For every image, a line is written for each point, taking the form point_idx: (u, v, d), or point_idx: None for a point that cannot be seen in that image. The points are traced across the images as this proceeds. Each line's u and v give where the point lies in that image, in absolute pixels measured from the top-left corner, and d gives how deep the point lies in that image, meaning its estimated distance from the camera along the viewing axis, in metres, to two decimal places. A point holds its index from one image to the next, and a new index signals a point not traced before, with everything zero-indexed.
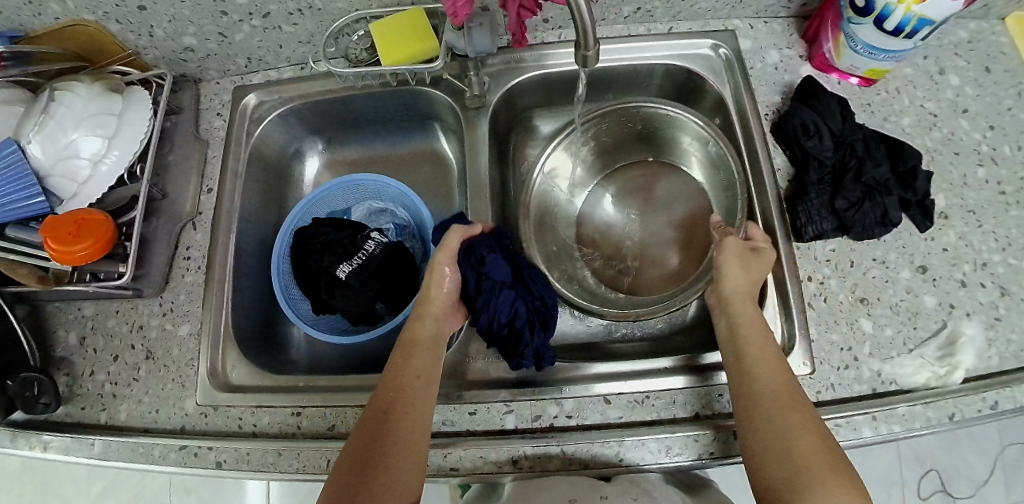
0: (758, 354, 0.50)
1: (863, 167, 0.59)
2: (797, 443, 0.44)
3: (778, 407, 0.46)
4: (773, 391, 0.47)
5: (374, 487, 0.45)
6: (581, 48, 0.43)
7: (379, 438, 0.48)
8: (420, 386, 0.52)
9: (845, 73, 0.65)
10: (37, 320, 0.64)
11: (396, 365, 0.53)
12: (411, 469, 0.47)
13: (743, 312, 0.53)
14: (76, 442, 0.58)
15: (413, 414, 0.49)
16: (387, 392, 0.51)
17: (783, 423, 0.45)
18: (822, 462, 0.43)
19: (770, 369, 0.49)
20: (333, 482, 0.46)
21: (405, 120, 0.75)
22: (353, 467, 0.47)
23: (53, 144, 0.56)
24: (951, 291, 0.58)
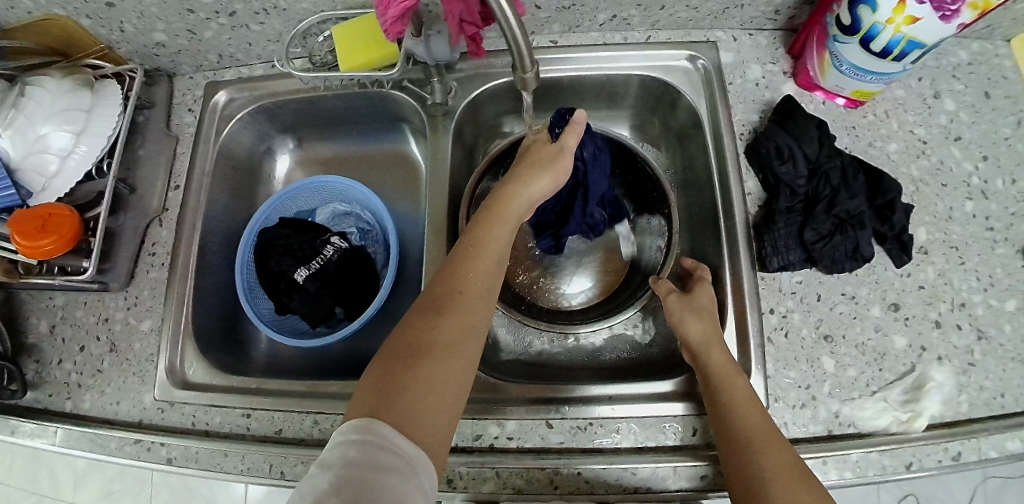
0: (729, 386, 0.49)
1: (836, 198, 0.56)
2: (775, 474, 0.42)
3: (753, 445, 0.44)
4: (745, 426, 0.46)
5: (435, 368, 0.40)
6: (519, 71, 0.43)
7: (441, 318, 0.43)
8: (495, 271, 0.49)
9: (831, 93, 0.62)
10: (10, 307, 0.66)
11: (468, 244, 0.49)
12: (470, 358, 0.43)
13: (714, 350, 0.52)
14: (38, 428, 0.60)
15: (481, 302, 0.46)
16: (460, 273, 0.47)
17: (761, 459, 0.43)
18: (805, 492, 0.41)
19: (740, 403, 0.47)
20: (381, 367, 0.41)
21: (375, 122, 0.74)
22: (410, 345, 0.42)
23: (24, 138, 0.56)
24: (923, 332, 0.54)
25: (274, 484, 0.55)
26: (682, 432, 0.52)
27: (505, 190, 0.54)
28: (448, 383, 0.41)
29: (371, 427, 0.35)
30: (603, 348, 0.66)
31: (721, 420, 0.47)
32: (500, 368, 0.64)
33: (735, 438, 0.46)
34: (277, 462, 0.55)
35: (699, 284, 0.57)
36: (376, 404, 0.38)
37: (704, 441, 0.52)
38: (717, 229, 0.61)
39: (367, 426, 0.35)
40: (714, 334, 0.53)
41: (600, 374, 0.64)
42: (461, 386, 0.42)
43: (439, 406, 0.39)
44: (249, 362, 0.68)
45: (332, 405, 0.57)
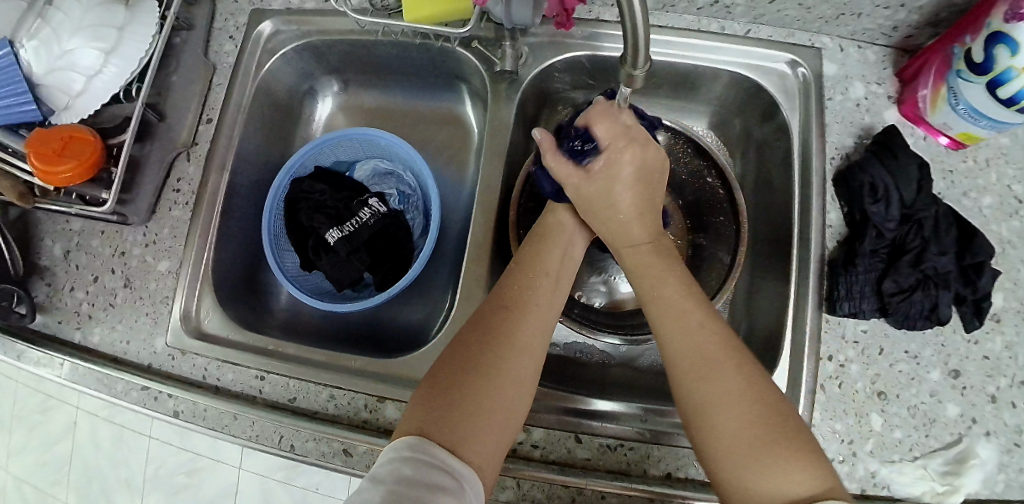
0: (676, 316, 0.45)
1: (926, 251, 0.52)
2: (732, 411, 0.39)
3: (704, 379, 0.41)
4: (694, 363, 0.42)
5: (487, 384, 0.41)
6: (624, 66, 0.39)
7: (495, 338, 0.44)
8: (549, 298, 0.49)
9: (935, 130, 0.57)
10: (26, 223, 0.63)
11: (521, 267, 0.51)
12: (527, 375, 0.44)
13: (649, 280, 0.49)
14: (45, 358, 0.58)
15: (536, 319, 0.47)
16: (512, 291, 0.48)
17: (716, 395, 0.40)
18: (763, 431, 0.38)
19: (697, 369, 0.42)
20: (431, 385, 0.41)
21: (431, 76, 0.68)
22: (459, 366, 0.42)
23: (48, 52, 0.51)
24: (978, 404, 0.52)
25: (282, 455, 0.53)
26: None
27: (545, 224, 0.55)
28: (502, 400, 0.41)
29: (422, 444, 0.37)
30: (637, 358, 0.64)
31: (671, 358, 0.44)
32: None
33: (683, 374, 0.42)
34: (288, 435, 0.53)
35: (610, 155, 0.49)
36: (425, 422, 0.39)
37: None
38: (786, 258, 0.57)
39: (418, 443, 0.37)
40: (640, 227, 0.51)
41: (632, 386, 0.61)
42: (515, 403, 0.42)
43: (491, 423, 0.40)
44: (268, 315, 0.66)
45: (349, 382, 0.54)
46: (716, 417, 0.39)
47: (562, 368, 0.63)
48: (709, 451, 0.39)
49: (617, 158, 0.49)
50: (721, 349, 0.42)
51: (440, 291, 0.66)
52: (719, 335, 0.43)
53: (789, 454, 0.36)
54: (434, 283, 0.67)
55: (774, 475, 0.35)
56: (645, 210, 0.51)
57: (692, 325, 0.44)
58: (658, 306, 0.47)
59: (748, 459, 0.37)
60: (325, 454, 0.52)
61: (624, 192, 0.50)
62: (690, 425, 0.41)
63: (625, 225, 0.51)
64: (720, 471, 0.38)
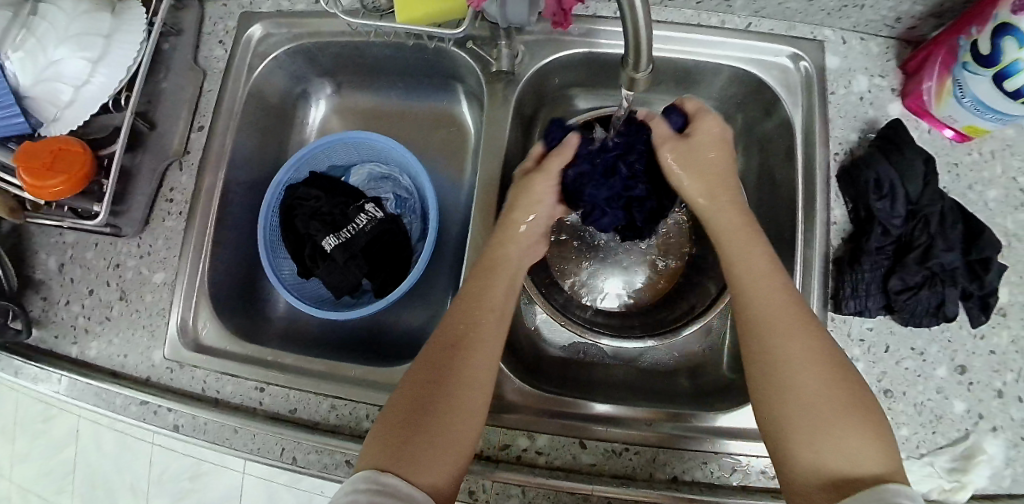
0: (756, 276, 0.46)
1: (933, 248, 0.51)
2: (812, 381, 0.39)
3: (790, 341, 0.41)
4: (784, 323, 0.42)
5: (438, 423, 0.41)
6: (626, 69, 0.38)
7: (444, 375, 0.43)
8: (495, 320, 0.48)
9: (940, 123, 0.56)
10: (19, 237, 0.62)
11: (469, 296, 0.49)
12: (478, 401, 0.43)
13: (736, 243, 0.48)
14: (43, 373, 0.58)
15: (481, 347, 0.45)
16: (456, 326, 0.47)
17: (800, 359, 0.40)
18: (836, 397, 0.39)
19: (779, 334, 0.42)
20: (383, 424, 0.41)
21: (426, 76, 0.67)
22: (408, 406, 0.42)
23: (34, 62, 0.50)
24: (985, 400, 0.52)
25: (284, 468, 0.53)
26: (720, 471, 0.50)
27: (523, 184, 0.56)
28: (453, 437, 0.41)
29: (376, 477, 0.37)
30: (640, 358, 0.63)
31: (747, 321, 0.44)
32: (535, 367, 0.61)
33: (769, 335, 0.42)
34: (290, 447, 0.52)
35: (699, 122, 0.53)
36: (379, 462, 0.39)
37: (742, 483, 0.50)
38: (790, 256, 0.57)
39: (372, 476, 0.37)
40: (719, 190, 0.51)
41: (635, 387, 0.61)
42: (468, 437, 0.42)
43: (444, 457, 0.40)
44: (267, 324, 0.65)
45: (350, 392, 0.54)
46: (796, 382, 0.40)
47: (564, 371, 0.62)
48: (778, 414, 0.40)
49: (706, 124, 0.53)
50: (805, 319, 0.43)
51: (439, 296, 0.66)
52: (799, 308, 0.44)
53: (855, 426, 0.37)
54: (434, 287, 0.66)
55: (845, 445, 0.37)
56: (722, 179, 0.51)
57: (780, 292, 0.44)
58: (739, 266, 0.47)
59: (822, 422, 0.38)
60: (327, 466, 0.51)
61: (710, 151, 0.52)
62: (762, 383, 0.41)
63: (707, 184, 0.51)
64: (789, 434, 0.39)
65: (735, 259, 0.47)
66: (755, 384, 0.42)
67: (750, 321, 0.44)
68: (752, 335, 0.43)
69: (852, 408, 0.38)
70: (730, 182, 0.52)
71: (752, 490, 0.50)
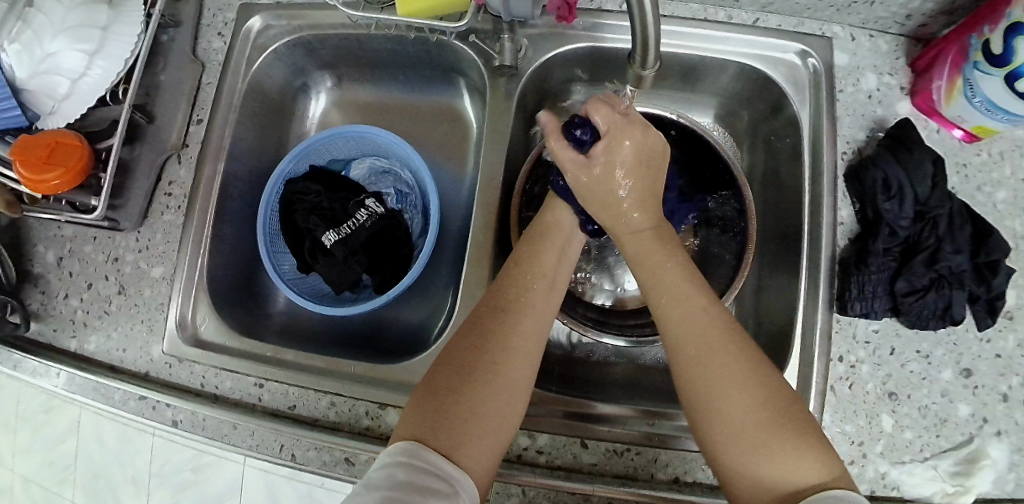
0: (671, 299, 0.43)
1: (941, 251, 0.51)
2: (738, 401, 0.38)
3: (708, 367, 0.40)
4: (700, 348, 0.40)
5: (483, 394, 0.40)
6: (632, 66, 0.37)
7: (490, 343, 0.43)
8: (544, 294, 0.47)
9: (950, 123, 0.55)
10: (17, 230, 0.61)
11: (518, 266, 0.48)
12: (523, 376, 0.43)
13: (646, 265, 0.46)
14: (42, 368, 0.57)
15: (530, 319, 0.45)
16: (505, 294, 0.46)
17: (723, 383, 0.39)
18: (770, 417, 0.37)
19: (695, 360, 0.40)
20: (427, 388, 0.41)
21: (427, 69, 0.66)
22: (452, 372, 0.41)
23: (30, 54, 0.48)
24: (990, 403, 0.51)
25: (283, 464, 0.52)
26: None
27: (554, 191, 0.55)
28: (498, 408, 0.40)
29: (416, 449, 0.36)
30: (642, 357, 0.63)
31: (670, 348, 0.43)
32: (536, 367, 0.61)
33: (691, 362, 0.40)
34: (288, 444, 0.52)
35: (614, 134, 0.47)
36: (423, 428, 0.38)
37: None
38: (795, 256, 0.56)
39: (413, 448, 0.37)
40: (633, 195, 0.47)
41: (637, 385, 0.61)
42: (513, 407, 0.41)
43: (488, 429, 0.39)
44: (267, 319, 0.64)
45: (349, 389, 0.53)
46: (719, 408, 0.38)
47: (565, 369, 0.62)
48: (711, 436, 0.39)
49: (617, 144, 0.47)
50: (730, 338, 0.41)
51: (440, 292, 0.65)
52: (720, 328, 0.41)
53: (793, 445, 0.36)
54: (435, 284, 0.65)
55: (777, 463, 0.36)
56: (645, 195, 0.47)
57: (699, 313, 0.42)
58: (653, 287, 0.45)
59: (758, 446, 0.37)
60: (326, 463, 0.51)
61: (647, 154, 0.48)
62: (693, 410, 0.40)
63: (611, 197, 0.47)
64: (722, 453, 0.38)
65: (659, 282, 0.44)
66: (689, 410, 0.40)
67: (673, 347, 0.42)
68: (677, 361, 0.42)
69: (784, 427, 0.37)
70: (650, 197, 0.48)
71: None
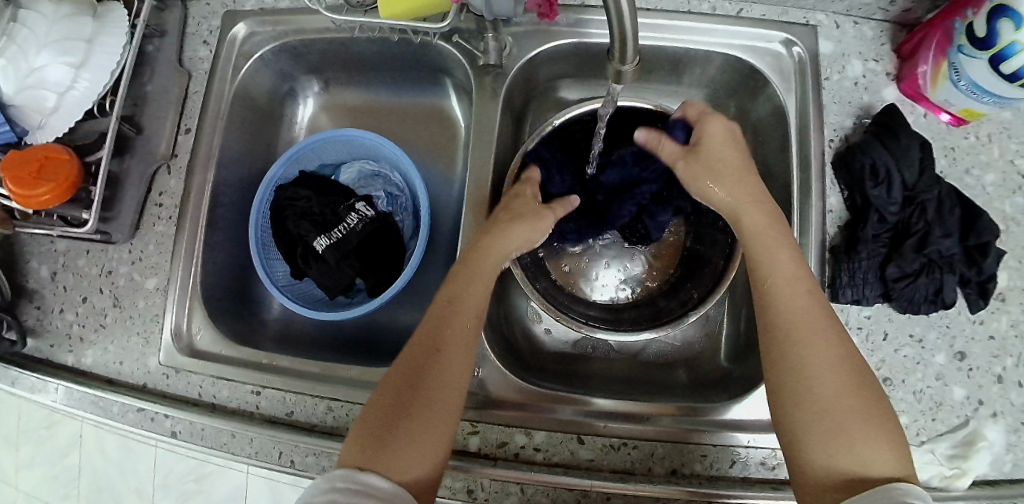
0: (781, 278, 0.44)
1: (930, 235, 0.51)
2: (829, 389, 0.39)
3: (811, 349, 0.41)
4: (800, 329, 0.42)
5: (417, 422, 0.41)
6: (611, 62, 0.37)
7: (424, 373, 0.43)
8: (475, 318, 0.47)
9: (936, 107, 0.55)
10: (10, 246, 0.61)
11: (449, 289, 0.48)
12: (455, 401, 0.43)
13: (759, 240, 0.47)
14: (40, 383, 0.58)
15: (463, 347, 0.45)
16: (436, 320, 0.46)
17: (822, 370, 0.40)
18: (859, 409, 0.38)
19: (801, 340, 0.41)
20: (365, 421, 0.41)
21: (414, 71, 0.66)
22: (387, 401, 0.42)
23: (15, 69, 0.49)
24: (984, 385, 0.51)
25: (283, 471, 0.52)
26: (719, 463, 0.50)
27: (511, 204, 0.54)
28: (431, 434, 0.41)
29: (355, 474, 0.37)
30: (639, 351, 0.63)
31: (770, 328, 0.43)
32: (533, 364, 0.61)
33: (789, 343, 0.41)
34: (288, 450, 0.52)
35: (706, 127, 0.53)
36: (362, 454, 0.39)
37: (742, 474, 0.50)
38: None
39: (351, 473, 0.38)
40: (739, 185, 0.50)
41: (633, 380, 0.61)
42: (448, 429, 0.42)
43: (423, 454, 0.40)
44: (262, 327, 0.65)
45: (346, 393, 0.54)
46: (815, 391, 0.39)
47: (560, 366, 0.62)
48: (796, 422, 0.39)
49: (710, 124, 0.53)
50: (831, 330, 0.41)
51: (435, 294, 0.65)
52: (824, 315, 0.42)
53: (873, 437, 0.37)
54: (428, 286, 0.65)
55: (861, 452, 0.37)
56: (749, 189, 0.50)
57: (802, 297, 0.43)
58: (759, 264, 0.46)
59: (842, 434, 0.38)
60: (325, 468, 0.51)
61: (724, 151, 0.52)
62: (780, 393, 0.41)
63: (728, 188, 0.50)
64: (801, 438, 0.39)
65: (762, 266, 0.45)
66: (776, 393, 0.41)
67: (772, 331, 0.43)
68: (768, 343, 0.43)
69: (869, 420, 0.38)
70: (749, 175, 0.51)
71: (753, 482, 0.50)
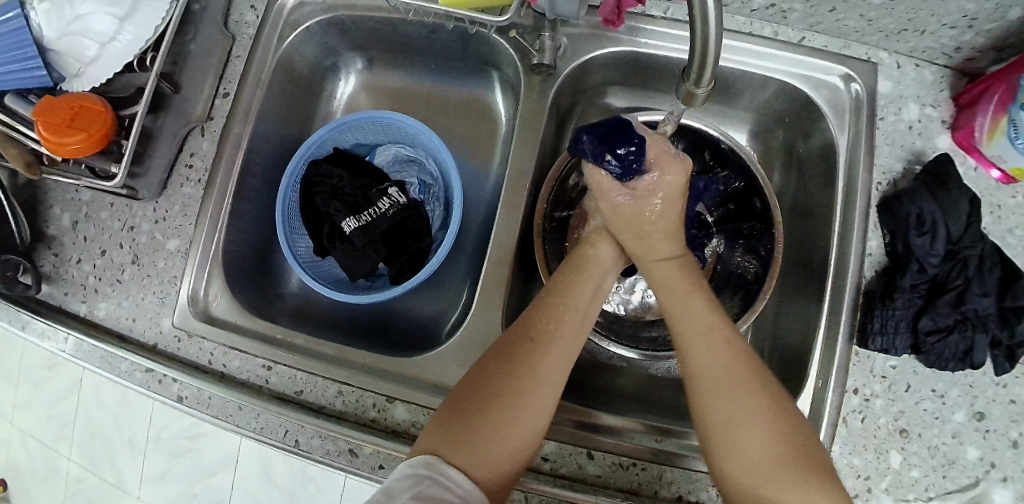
0: (690, 328, 0.44)
1: (967, 292, 0.50)
2: (748, 439, 0.38)
3: (721, 395, 0.40)
4: (709, 370, 0.41)
5: (504, 418, 0.40)
6: (685, 82, 0.36)
7: (518, 366, 0.43)
8: (576, 320, 0.46)
9: (988, 162, 0.54)
10: (35, 189, 0.61)
11: (552, 296, 0.47)
12: (545, 402, 0.42)
13: (673, 292, 0.47)
14: (51, 330, 0.57)
15: (560, 349, 0.44)
16: (541, 323, 0.45)
17: (739, 417, 0.39)
18: (777, 451, 0.37)
19: (710, 385, 0.41)
20: (450, 407, 0.42)
21: (460, 60, 0.65)
22: (474, 395, 0.41)
23: (60, 14, 0.48)
24: (999, 449, 0.51)
25: (287, 450, 0.52)
26: None
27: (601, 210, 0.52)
28: (516, 436, 0.40)
29: (436, 464, 0.38)
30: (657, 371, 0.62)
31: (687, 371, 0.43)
32: None
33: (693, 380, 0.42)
34: (294, 430, 0.52)
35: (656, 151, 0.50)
36: (440, 443, 0.39)
37: None
38: (819, 283, 0.56)
39: (435, 463, 0.38)
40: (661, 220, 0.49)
41: (647, 398, 0.61)
42: (530, 437, 0.41)
43: (505, 450, 0.39)
44: (279, 300, 0.64)
45: (359, 380, 0.53)
46: (736, 436, 0.39)
47: (574, 376, 0.62)
48: (727, 471, 0.38)
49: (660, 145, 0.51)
50: (730, 366, 0.41)
51: (455, 287, 0.64)
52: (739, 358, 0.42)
53: (795, 485, 0.36)
54: (449, 278, 0.65)
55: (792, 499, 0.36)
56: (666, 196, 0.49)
57: (702, 331, 0.43)
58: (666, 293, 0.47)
59: (761, 482, 0.37)
60: (330, 453, 0.51)
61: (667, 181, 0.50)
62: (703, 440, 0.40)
63: (651, 241, 0.49)
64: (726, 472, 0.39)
65: (675, 310, 0.45)
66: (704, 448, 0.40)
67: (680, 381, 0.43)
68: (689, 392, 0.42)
69: (794, 466, 0.37)
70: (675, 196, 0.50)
71: None
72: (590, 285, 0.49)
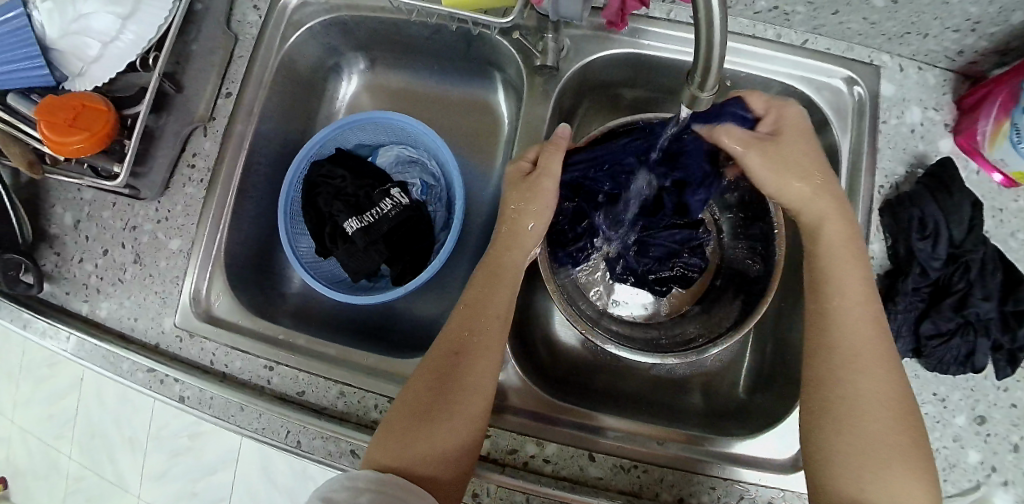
0: (847, 300, 0.44)
1: (969, 296, 0.50)
2: (873, 424, 0.40)
3: (857, 376, 0.42)
4: (858, 349, 0.43)
5: (440, 427, 0.42)
6: (690, 89, 0.36)
7: (448, 380, 0.44)
8: (499, 325, 0.47)
9: (990, 166, 0.54)
10: (37, 188, 0.60)
11: (467, 305, 0.48)
12: (477, 408, 0.44)
13: (839, 261, 0.46)
14: (53, 330, 0.57)
15: (483, 358, 0.45)
16: (457, 331, 0.47)
17: (869, 397, 0.41)
18: (897, 441, 0.40)
19: (851, 361, 0.42)
20: (393, 421, 0.44)
21: (463, 60, 0.65)
22: (412, 411, 0.43)
23: (63, 15, 0.48)
24: (1001, 452, 0.51)
25: (288, 450, 0.52)
26: (727, 498, 0.50)
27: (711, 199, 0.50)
28: (454, 442, 0.42)
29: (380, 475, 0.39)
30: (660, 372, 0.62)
31: (823, 344, 0.44)
32: (550, 371, 0.61)
33: (828, 352, 0.44)
34: (296, 431, 0.52)
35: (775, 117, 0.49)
36: (384, 456, 0.42)
37: None
38: None
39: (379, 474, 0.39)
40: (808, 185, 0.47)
41: (649, 400, 0.61)
42: (470, 440, 0.43)
43: (444, 456, 0.42)
44: (281, 300, 0.64)
45: (362, 381, 0.53)
46: (863, 413, 0.41)
47: (576, 377, 0.62)
48: (833, 445, 0.41)
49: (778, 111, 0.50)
50: (876, 349, 0.43)
51: (457, 288, 0.64)
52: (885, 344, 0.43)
53: (897, 470, 0.39)
54: (451, 279, 0.65)
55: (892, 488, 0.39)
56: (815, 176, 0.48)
57: (859, 312, 0.44)
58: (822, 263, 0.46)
59: (870, 462, 0.39)
60: (331, 454, 0.51)
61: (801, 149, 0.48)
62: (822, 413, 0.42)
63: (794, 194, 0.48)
64: (832, 459, 0.41)
65: (835, 278, 0.45)
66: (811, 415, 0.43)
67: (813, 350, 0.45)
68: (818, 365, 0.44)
69: (908, 461, 0.39)
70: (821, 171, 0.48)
71: None
72: (506, 290, 0.49)
